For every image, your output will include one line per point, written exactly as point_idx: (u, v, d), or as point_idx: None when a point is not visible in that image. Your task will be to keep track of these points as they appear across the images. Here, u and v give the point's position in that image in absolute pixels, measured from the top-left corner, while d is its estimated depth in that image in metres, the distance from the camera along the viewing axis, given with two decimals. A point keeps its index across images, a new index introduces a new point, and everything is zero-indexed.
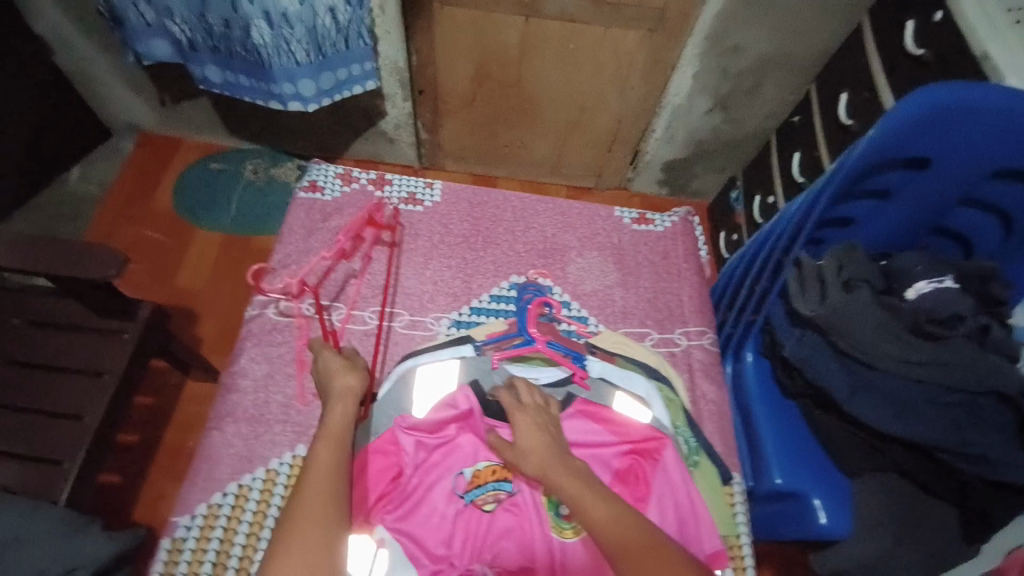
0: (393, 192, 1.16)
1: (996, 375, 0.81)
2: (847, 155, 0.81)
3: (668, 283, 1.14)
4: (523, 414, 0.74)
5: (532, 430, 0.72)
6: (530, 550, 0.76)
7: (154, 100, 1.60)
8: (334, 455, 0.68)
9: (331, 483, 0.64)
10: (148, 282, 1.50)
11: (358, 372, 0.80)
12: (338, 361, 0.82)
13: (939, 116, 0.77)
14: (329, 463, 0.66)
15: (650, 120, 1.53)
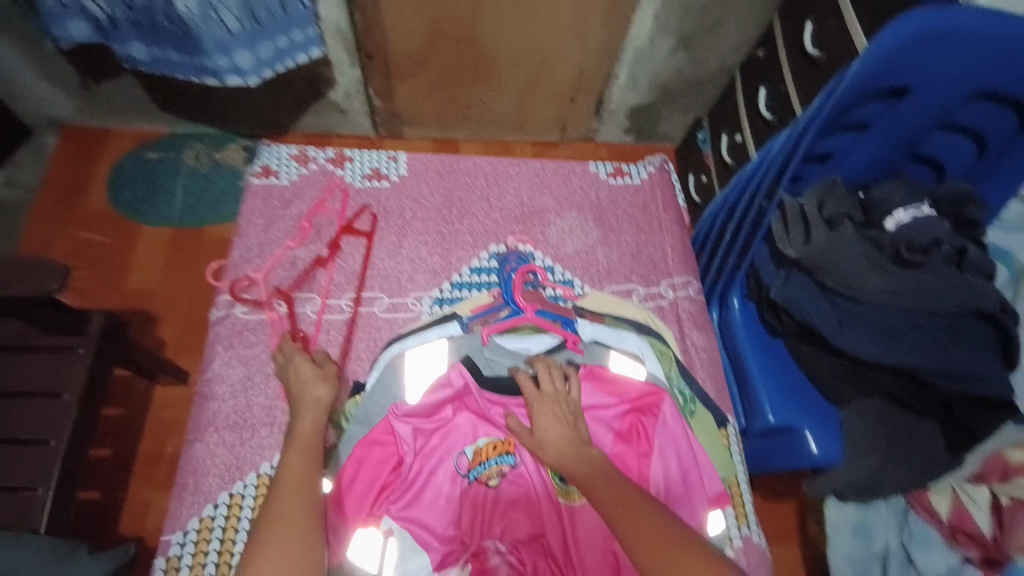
0: (355, 170, 1.12)
1: (974, 295, 0.84)
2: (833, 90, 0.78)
3: (649, 236, 1.13)
4: (541, 405, 0.77)
5: (551, 421, 0.75)
6: (537, 514, 0.84)
7: (75, 83, 1.54)
8: (303, 461, 0.70)
9: (301, 486, 0.67)
10: (101, 289, 1.51)
11: (329, 382, 0.81)
12: (309, 368, 0.83)
13: (924, 41, 0.75)
14: (298, 470, 0.69)
15: (611, 66, 1.57)
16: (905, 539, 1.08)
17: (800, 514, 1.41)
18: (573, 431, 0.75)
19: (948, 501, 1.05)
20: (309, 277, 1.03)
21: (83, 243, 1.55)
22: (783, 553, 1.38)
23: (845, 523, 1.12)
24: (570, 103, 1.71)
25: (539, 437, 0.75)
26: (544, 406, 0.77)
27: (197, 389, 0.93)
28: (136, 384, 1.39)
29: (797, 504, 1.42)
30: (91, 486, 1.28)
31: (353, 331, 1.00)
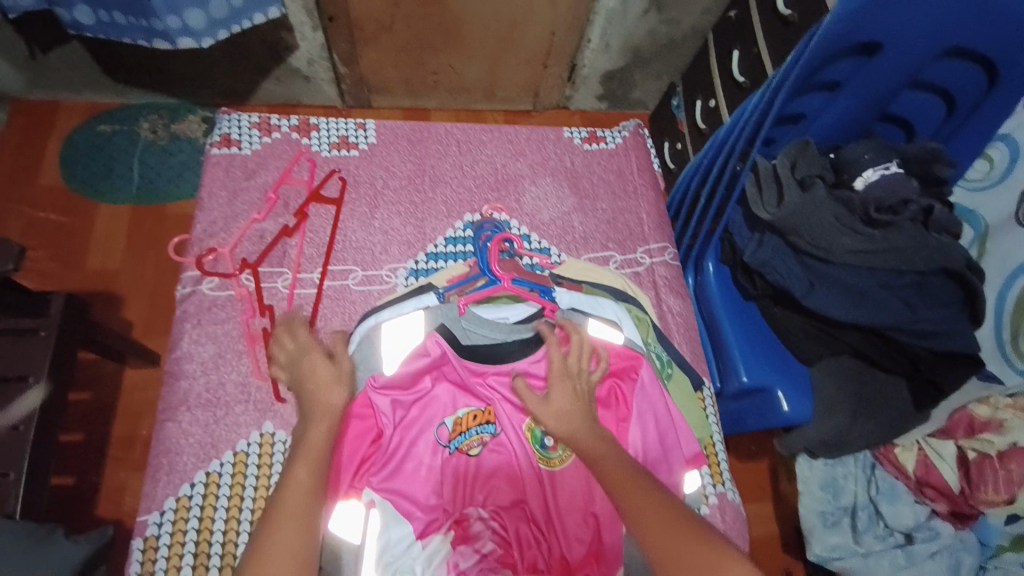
0: (321, 138, 1.08)
1: (941, 252, 0.86)
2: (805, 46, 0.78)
3: (625, 202, 1.12)
4: (560, 379, 0.78)
5: (564, 396, 0.78)
6: (520, 481, 0.85)
7: (21, 53, 1.44)
8: (311, 476, 0.66)
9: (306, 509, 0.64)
10: (59, 270, 1.44)
11: (345, 385, 0.75)
12: (326, 367, 0.75)
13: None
14: (305, 487, 0.65)
15: (584, 29, 1.54)
16: (874, 494, 1.17)
17: (771, 470, 1.47)
18: (586, 409, 0.78)
19: (914, 457, 1.14)
20: (277, 250, 0.99)
21: (37, 223, 1.48)
22: (755, 508, 1.44)
23: (816, 479, 1.18)
24: (543, 68, 1.67)
25: (552, 406, 0.77)
26: (561, 380, 0.79)
27: (166, 368, 0.90)
28: (104, 367, 1.34)
29: (768, 461, 1.48)
30: (63, 471, 1.24)
31: (326, 305, 0.98)
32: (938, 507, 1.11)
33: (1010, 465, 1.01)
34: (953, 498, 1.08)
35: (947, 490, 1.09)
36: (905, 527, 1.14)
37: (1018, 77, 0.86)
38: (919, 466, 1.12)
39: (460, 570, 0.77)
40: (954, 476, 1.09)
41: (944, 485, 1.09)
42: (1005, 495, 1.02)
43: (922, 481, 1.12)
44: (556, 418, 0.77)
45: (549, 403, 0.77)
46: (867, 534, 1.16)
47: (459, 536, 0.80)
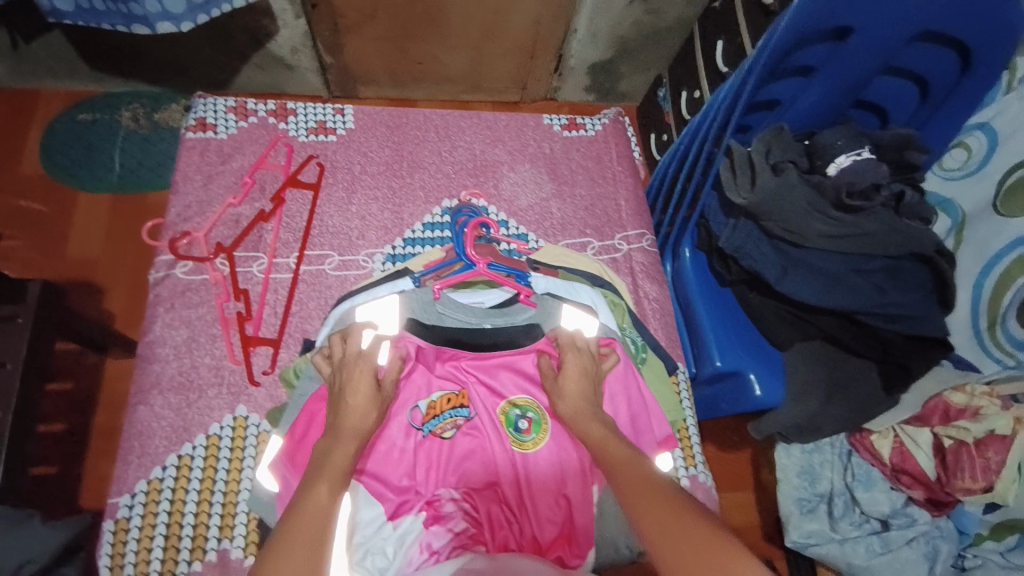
0: (299, 123, 1.08)
1: (912, 236, 0.87)
2: (774, 29, 0.78)
3: (604, 188, 1.13)
4: (575, 356, 0.79)
5: (576, 372, 0.78)
6: (493, 465, 0.83)
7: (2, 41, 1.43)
8: (330, 499, 0.62)
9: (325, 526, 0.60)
10: (39, 259, 1.43)
11: (378, 408, 0.73)
12: (368, 386, 0.73)
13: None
14: (323, 509, 0.61)
15: (569, 19, 1.54)
16: (850, 480, 1.19)
17: (753, 460, 1.49)
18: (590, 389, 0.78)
19: (890, 445, 1.14)
20: (253, 234, 0.99)
21: (18, 211, 1.46)
22: (738, 497, 1.45)
23: (793, 467, 1.21)
24: (530, 59, 1.67)
25: (561, 386, 0.78)
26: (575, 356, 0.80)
27: (139, 351, 0.90)
28: (86, 356, 1.34)
29: (750, 451, 1.49)
30: (44, 460, 1.23)
31: (301, 290, 0.97)
32: (914, 494, 1.13)
33: (987, 453, 1.03)
34: (929, 485, 1.10)
35: (924, 478, 1.11)
36: (880, 513, 1.15)
37: (989, 61, 0.87)
38: (895, 453, 1.13)
39: (432, 549, 0.76)
40: (930, 463, 1.10)
41: (920, 472, 1.11)
42: (981, 483, 1.03)
43: (897, 467, 1.13)
44: (575, 414, 0.76)
45: (564, 389, 0.78)
46: (843, 521, 1.17)
47: (431, 517, 0.79)
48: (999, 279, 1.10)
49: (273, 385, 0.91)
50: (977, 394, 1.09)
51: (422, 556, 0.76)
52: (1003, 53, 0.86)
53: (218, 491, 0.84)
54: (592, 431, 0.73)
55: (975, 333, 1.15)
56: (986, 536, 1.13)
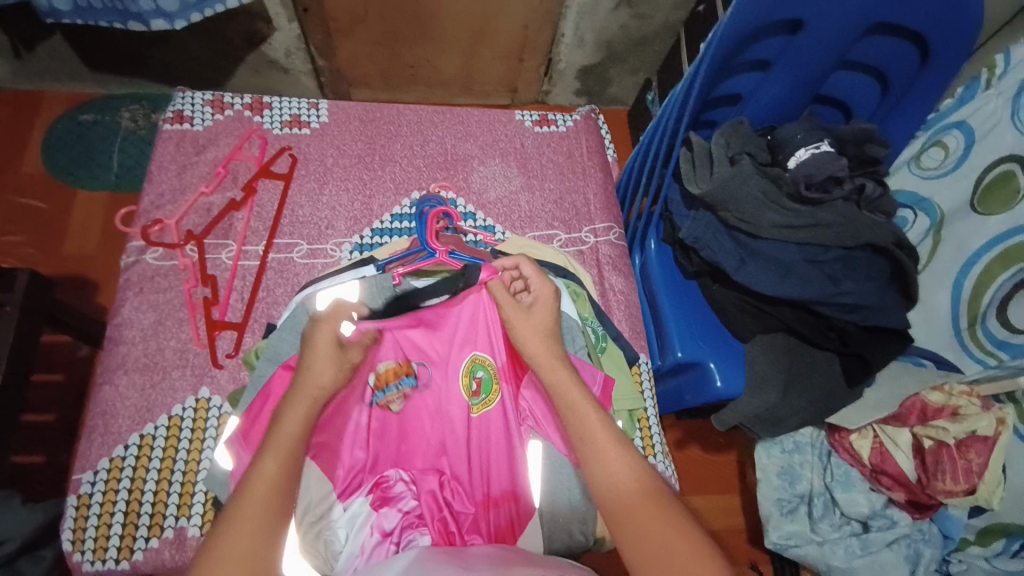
0: (273, 117, 1.11)
1: (867, 229, 0.87)
2: (715, 30, 0.81)
3: (574, 182, 1.14)
4: (544, 289, 0.75)
5: (545, 312, 0.73)
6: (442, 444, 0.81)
7: (5, 50, 1.48)
8: (280, 471, 0.59)
9: (272, 504, 0.58)
10: (35, 254, 1.46)
11: (337, 368, 0.66)
12: (330, 351, 0.66)
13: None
14: (271, 485, 0.58)
15: (556, 24, 1.55)
16: (828, 480, 1.16)
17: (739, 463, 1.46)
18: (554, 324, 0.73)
19: (869, 445, 1.12)
20: (224, 222, 1.02)
21: (17, 208, 1.50)
22: (722, 500, 1.43)
23: (772, 467, 1.19)
24: (519, 62, 1.68)
25: (532, 319, 0.72)
26: (544, 303, 0.74)
27: (107, 333, 0.94)
28: (77, 349, 1.35)
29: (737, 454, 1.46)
30: (29, 449, 1.24)
31: (269, 277, 1.00)
32: (894, 496, 1.10)
33: (968, 454, 1.01)
34: (911, 487, 1.08)
35: (905, 479, 1.08)
36: (860, 515, 1.13)
37: (946, 58, 0.89)
38: (874, 455, 1.10)
39: (384, 531, 0.76)
40: (911, 464, 1.08)
41: (899, 473, 1.09)
42: (963, 485, 1.02)
43: (877, 468, 1.11)
44: (546, 364, 0.69)
45: (535, 331, 0.71)
46: (823, 522, 1.15)
47: (381, 500, 0.79)
48: (978, 279, 1.07)
49: (237, 367, 0.93)
50: (956, 394, 1.07)
51: (374, 540, 0.75)
52: (958, 48, 0.87)
53: (178, 471, 0.86)
54: (565, 391, 0.67)
55: (956, 333, 1.12)
56: (973, 542, 1.10)
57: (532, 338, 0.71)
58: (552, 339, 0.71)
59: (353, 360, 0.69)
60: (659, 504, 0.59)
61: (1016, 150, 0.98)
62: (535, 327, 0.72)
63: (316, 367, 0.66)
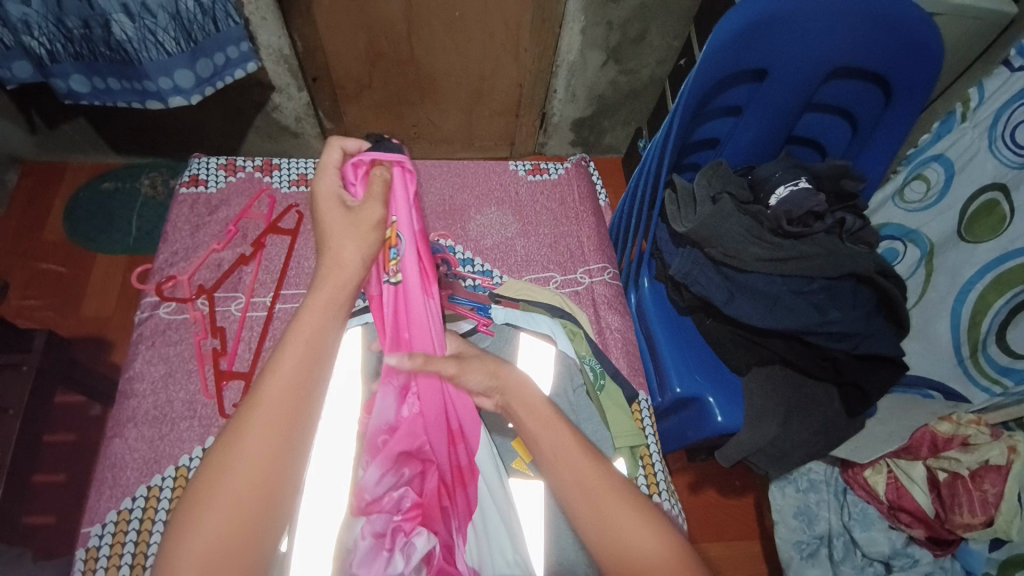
0: (282, 176, 1.19)
1: (851, 259, 0.91)
2: (685, 83, 0.89)
3: (567, 227, 1.21)
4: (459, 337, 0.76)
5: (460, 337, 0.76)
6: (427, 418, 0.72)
7: (32, 127, 1.59)
8: (295, 368, 0.57)
9: (286, 404, 0.55)
10: (53, 316, 1.51)
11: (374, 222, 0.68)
12: (340, 215, 0.68)
13: (756, 30, 0.86)
14: (287, 383, 0.56)
15: (548, 82, 1.64)
16: (847, 520, 1.14)
17: (756, 506, 1.38)
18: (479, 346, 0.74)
19: (884, 480, 1.09)
20: (233, 276, 1.08)
21: (38, 273, 1.56)
22: (743, 546, 1.33)
23: (788, 508, 1.17)
24: (516, 117, 1.77)
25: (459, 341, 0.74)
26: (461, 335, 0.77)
27: (119, 387, 0.97)
28: (89, 408, 1.38)
29: (753, 494, 1.39)
30: (41, 511, 1.24)
31: (275, 326, 1.05)
32: (914, 533, 1.06)
33: (982, 485, 0.99)
34: (930, 522, 1.04)
35: (923, 514, 1.05)
36: (881, 555, 1.09)
37: (908, 98, 0.94)
38: (890, 490, 1.08)
39: (377, 534, 0.65)
40: (928, 498, 1.05)
41: (918, 508, 1.05)
42: (981, 517, 0.98)
43: (895, 505, 1.08)
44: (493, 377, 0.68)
45: (465, 365, 0.67)
46: (845, 565, 1.11)
47: (363, 504, 0.67)
48: (974, 305, 1.06)
49: None
50: (965, 422, 1.05)
51: (365, 547, 0.64)
52: (919, 87, 0.92)
53: None
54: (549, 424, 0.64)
55: (959, 362, 1.09)
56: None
57: (482, 376, 0.68)
58: (494, 360, 0.69)
59: (376, 214, 0.68)
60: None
61: (997, 178, 1.02)
62: (476, 371, 0.67)
63: (344, 246, 0.66)
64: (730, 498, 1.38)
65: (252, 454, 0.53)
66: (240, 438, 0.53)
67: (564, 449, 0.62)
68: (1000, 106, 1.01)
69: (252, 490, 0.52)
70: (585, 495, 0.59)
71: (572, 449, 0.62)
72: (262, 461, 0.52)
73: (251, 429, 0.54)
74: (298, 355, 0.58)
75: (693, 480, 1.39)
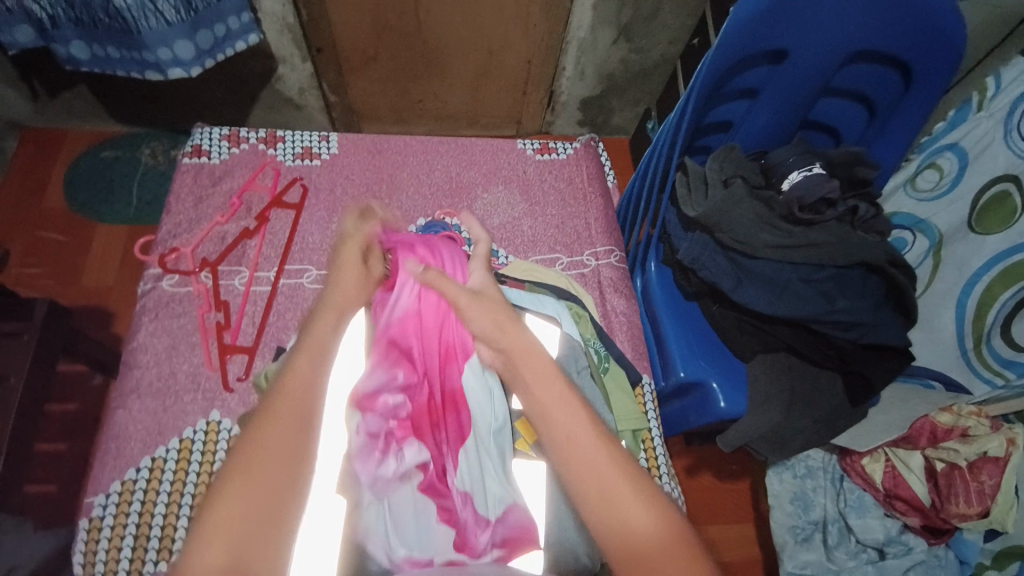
0: (287, 149, 1.18)
1: (862, 247, 0.90)
2: (700, 63, 0.86)
3: (575, 208, 1.20)
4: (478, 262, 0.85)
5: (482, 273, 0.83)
6: (422, 335, 0.79)
7: (31, 92, 1.56)
8: (309, 365, 0.67)
9: (303, 397, 0.64)
10: (54, 286, 1.50)
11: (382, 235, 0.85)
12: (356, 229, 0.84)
13: (778, 10, 0.83)
14: (303, 378, 0.65)
15: (558, 59, 1.60)
16: (842, 506, 1.14)
17: (753, 490, 1.39)
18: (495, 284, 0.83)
19: (882, 469, 1.10)
20: (237, 250, 1.07)
21: (38, 242, 1.55)
22: (738, 530, 1.35)
23: (785, 493, 1.17)
24: (523, 95, 1.73)
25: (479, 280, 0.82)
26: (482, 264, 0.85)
27: (123, 358, 0.97)
28: (92, 378, 1.37)
29: (751, 478, 1.40)
30: (43, 479, 1.25)
31: (279, 302, 1.04)
32: (909, 521, 1.08)
33: (980, 476, 1.00)
34: (925, 511, 1.05)
35: (919, 503, 1.06)
36: (875, 541, 1.11)
37: (927, 84, 0.92)
38: (887, 479, 1.09)
39: (371, 433, 0.74)
40: (924, 488, 1.06)
41: (914, 497, 1.06)
42: (977, 508, 0.99)
43: (891, 493, 1.09)
44: (504, 329, 0.73)
45: (475, 298, 0.75)
46: (839, 550, 1.12)
47: (361, 401, 0.75)
48: (981, 297, 1.05)
49: (246, 391, 0.96)
50: (965, 414, 1.05)
51: (360, 443, 0.73)
52: (941, 74, 0.90)
53: (187, 494, 0.88)
54: (550, 386, 0.67)
55: (962, 354, 1.10)
56: (989, 566, 1.04)
57: (489, 321, 0.73)
58: (505, 313, 0.74)
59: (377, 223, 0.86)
60: (670, 538, 0.56)
61: (1010, 169, 1.00)
62: (484, 317, 0.74)
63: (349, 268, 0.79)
64: (727, 482, 1.39)
65: (277, 438, 0.60)
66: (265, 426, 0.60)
67: (561, 414, 0.64)
68: (1017, 97, 0.98)
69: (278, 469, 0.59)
70: (590, 486, 0.59)
71: (572, 408, 0.64)
72: (285, 444, 0.60)
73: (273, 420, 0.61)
74: (296, 386, 0.64)
75: (691, 464, 1.40)
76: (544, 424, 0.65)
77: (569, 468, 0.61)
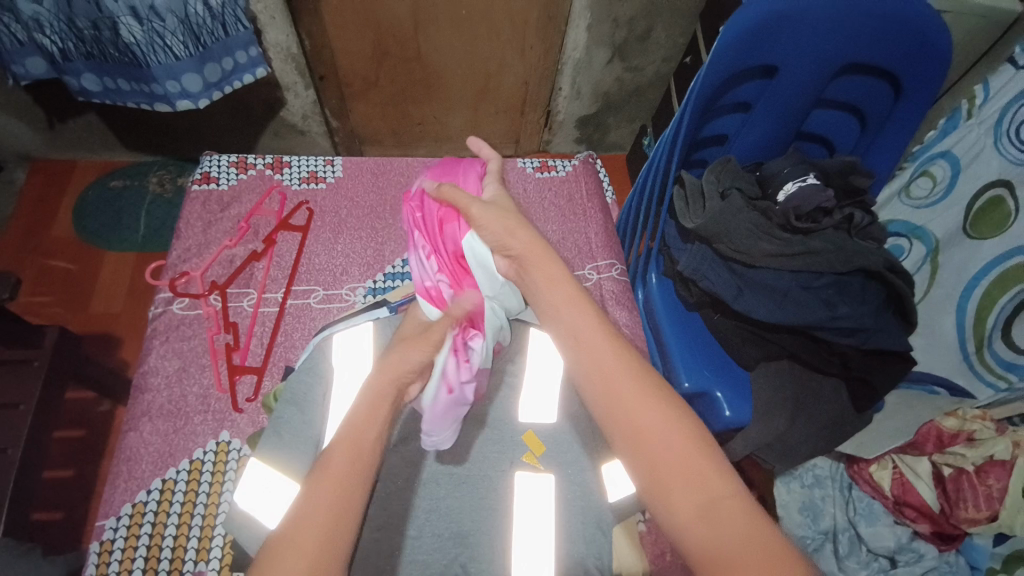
0: (293, 173, 1.21)
1: (860, 254, 0.91)
2: (694, 79, 0.89)
3: (575, 223, 1.23)
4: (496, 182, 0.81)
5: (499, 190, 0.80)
6: (424, 212, 0.85)
7: (42, 125, 1.60)
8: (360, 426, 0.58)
9: (351, 466, 0.55)
10: (62, 313, 1.52)
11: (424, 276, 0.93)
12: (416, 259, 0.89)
13: (766, 27, 0.86)
14: (352, 444, 0.57)
15: (554, 79, 1.64)
16: (852, 515, 1.13)
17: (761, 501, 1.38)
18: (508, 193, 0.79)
19: (890, 476, 1.09)
20: (245, 272, 1.09)
21: (47, 271, 1.57)
22: None
23: (793, 503, 1.18)
24: (521, 115, 1.77)
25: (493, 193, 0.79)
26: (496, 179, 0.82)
27: (134, 381, 0.98)
28: (99, 404, 1.39)
29: (759, 490, 1.39)
30: (50, 507, 1.25)
31: (287, 322, 1.06)
32: (919, 528, 1.06)
33: (988, 480, 0.99)
34: (935, 517, 1.04)
35: (928, 510, 1.05)
36: (887, 550, 1.09)
37: (916, 93, 0.94)
38: (895, 485, 1.08)
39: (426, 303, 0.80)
40: (933, 494, 1.05)
41: (923, 504, 1.05)
42: (985, 511, 0.98)
43: (900, 500, 1.08)
44: (522, 242, 0.70)
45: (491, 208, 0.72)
46: (850, 560, 1.11)
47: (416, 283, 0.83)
48: (980, 302, 1.06)
49: (256, 411, 0.98)
50: (970, 418, 1.05)
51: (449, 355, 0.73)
52: (930, 84, 0.93)
53: (197, 515, 0.88)
54: (565, 298, 0.64)
55: (964, 358, 1.09)
56: (1000, 571, 1.02)
57: (501, 229, 0.71)
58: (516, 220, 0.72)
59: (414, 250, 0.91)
60: (703, 468, 0.52)
61: (1003, 175, 1.02)
62: (500, 223, 0.72)
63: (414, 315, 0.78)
64: None
65: (324, 512, 0.52)
66: (309, 498, 0.53)
67: (584, 335, 0.61)
68: (1005, 105, 1.01)
69: (325, 542, 0.51)
70: (616, 414, 0.56)
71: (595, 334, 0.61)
72: (329, 517, 0.52)
73: (318, 488, 0.54)
74: (342, 451, 0.56)
75: None
76: (571, 352, 0.61)
77: (593, 383, 0.58)
